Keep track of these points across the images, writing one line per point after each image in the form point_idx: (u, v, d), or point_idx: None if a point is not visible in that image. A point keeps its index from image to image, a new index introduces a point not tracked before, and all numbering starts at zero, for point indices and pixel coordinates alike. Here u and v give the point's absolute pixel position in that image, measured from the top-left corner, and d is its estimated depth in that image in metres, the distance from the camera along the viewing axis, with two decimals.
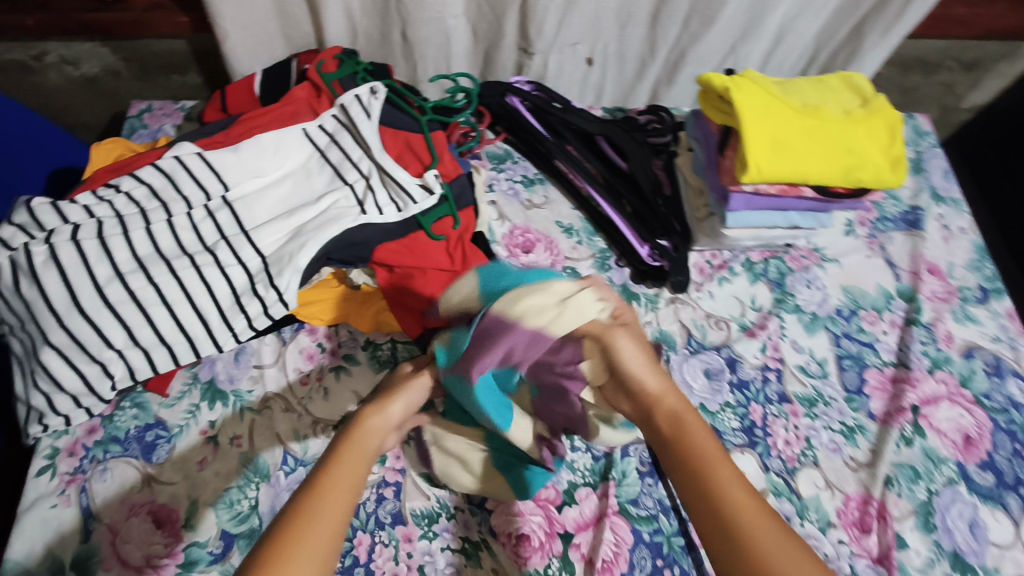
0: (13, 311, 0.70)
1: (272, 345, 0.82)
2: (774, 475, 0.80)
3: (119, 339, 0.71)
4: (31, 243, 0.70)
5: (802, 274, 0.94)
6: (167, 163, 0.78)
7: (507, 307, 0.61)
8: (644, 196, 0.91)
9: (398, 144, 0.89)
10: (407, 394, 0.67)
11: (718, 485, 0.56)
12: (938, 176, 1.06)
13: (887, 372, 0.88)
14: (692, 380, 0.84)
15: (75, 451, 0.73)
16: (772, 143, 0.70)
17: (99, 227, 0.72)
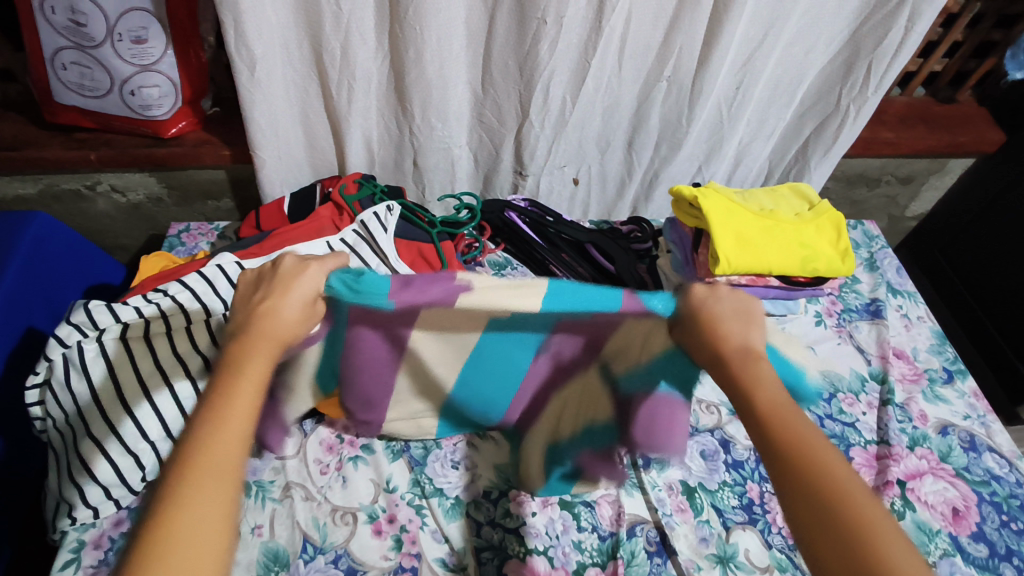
0: (59, 404, 0.76)
1: (294, 437, 0.87)
2: (777, 551, 0.83)
3: (154, 431, 0.77)
4: (84, 341, 0.77)
5: (781, 360, 1.02)
6: (209, 270, 0.84)
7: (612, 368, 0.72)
8: None
9: (411, 253, 1.01)
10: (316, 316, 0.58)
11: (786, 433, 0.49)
12: (892, 273, 1.18)
13: (870, 450, 0.94)
14: (690, 461, 0.90)
15: (101, 544, 0.75)
16: (736, 242, 0.82)
17: (146, 325, 0.79)
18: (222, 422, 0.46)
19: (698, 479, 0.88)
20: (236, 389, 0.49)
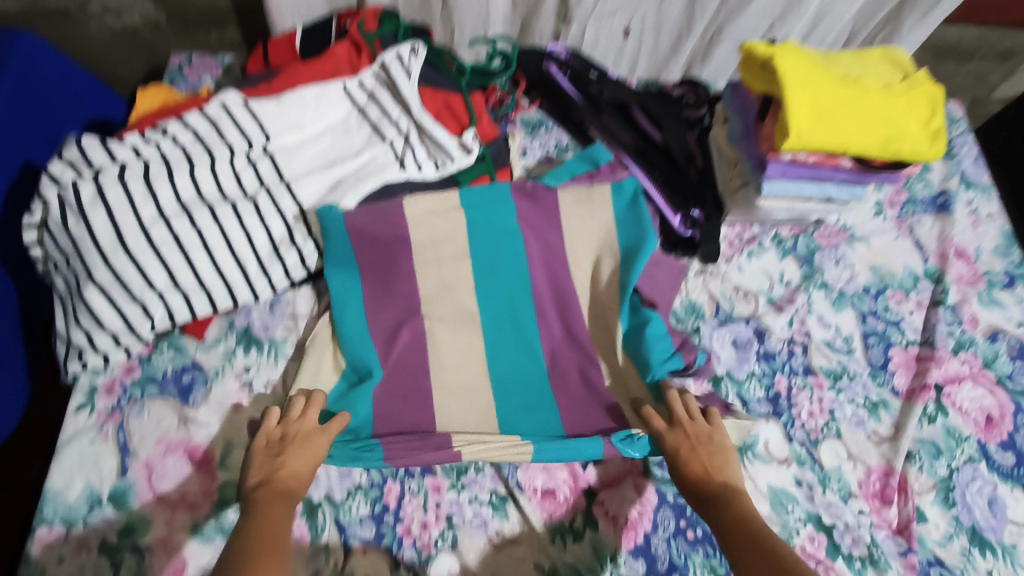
0: (59, 247, 0.73)
1: (308, 295, 0.83)
2: (797, 446, 0.81)
3: (161, 281, 0.74)
4: (80, 181, 0.73)
5: (831, 251, 0.94)
6: (212, 109, 0.81)
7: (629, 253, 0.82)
8: (677, 165, 0.91)
9: (437, 104, 0.90)
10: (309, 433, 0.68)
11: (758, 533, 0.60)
12: (969, 162, 1.05)
13: (911, 351, 0.89)
14: (721, 349, 0.85)
15: (113, 390, 0.75)
16: (812, 112, 0.70)
17: (145, 168, 0.75)
18: (267, 532, 0.58)
19: (727, 368, 0.84)
20: (272, 511, 0.60)
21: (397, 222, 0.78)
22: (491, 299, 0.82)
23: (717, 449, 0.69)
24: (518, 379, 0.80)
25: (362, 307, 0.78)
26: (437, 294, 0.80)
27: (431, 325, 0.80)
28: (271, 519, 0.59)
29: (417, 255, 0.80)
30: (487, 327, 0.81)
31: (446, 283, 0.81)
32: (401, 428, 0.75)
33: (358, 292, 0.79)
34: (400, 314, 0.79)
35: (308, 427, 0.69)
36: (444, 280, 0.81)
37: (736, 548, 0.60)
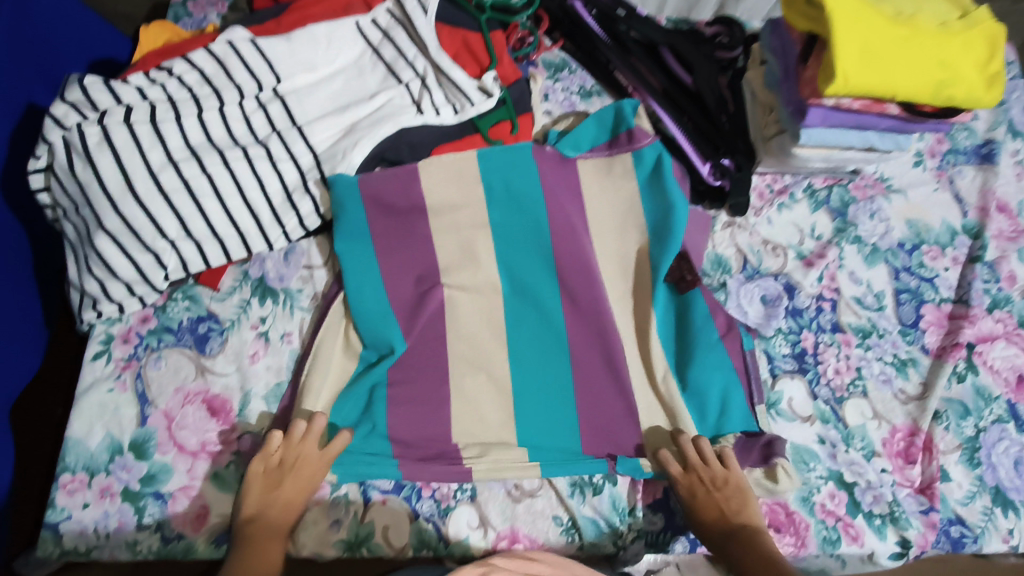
0: (66, 193, 0.70)
1: (323, 245, 0.81)
2: (822, 403, 0.79)
3: (172, 229, 0.72)
4: (84, 123, 0.70)
5: (866, 204, 0.89)
6: (220, 48, 0.77)
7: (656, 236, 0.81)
8: (708, 111, 0.86)
9: (455, 43, 0.85)
10: (309, 471, 0.67)
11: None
12: (1017, 109, 0.99)
13: (944, 308, 0.86)
14: (748, 306, 0.83)
15: (129, 339, 0.74)
16: (862, 52, 0.65)
17: (152, 110, 0.72)
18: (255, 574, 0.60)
19: (754, 324, 0.82)
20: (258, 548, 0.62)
21: (413, 186, 0.77)
22: (512, 258, 0.79)
23: (735, 490, 0.70)
24: (536, 365, 0.77)
25: (379, 287, 0.76)
26: (454, 246, 0.78)
27: (449, 277, 0.78)
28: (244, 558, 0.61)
29: (433, 206, 0.78)
30: (509, 299, 0.79)
31: (463, 236, 0.79)
32: (419, 381, 0.75)
33: (374, 262, 0.76)
34: (419, 283, 0.78)
35: (305, 463, 0.67)
36: (461, 231, 0.79)
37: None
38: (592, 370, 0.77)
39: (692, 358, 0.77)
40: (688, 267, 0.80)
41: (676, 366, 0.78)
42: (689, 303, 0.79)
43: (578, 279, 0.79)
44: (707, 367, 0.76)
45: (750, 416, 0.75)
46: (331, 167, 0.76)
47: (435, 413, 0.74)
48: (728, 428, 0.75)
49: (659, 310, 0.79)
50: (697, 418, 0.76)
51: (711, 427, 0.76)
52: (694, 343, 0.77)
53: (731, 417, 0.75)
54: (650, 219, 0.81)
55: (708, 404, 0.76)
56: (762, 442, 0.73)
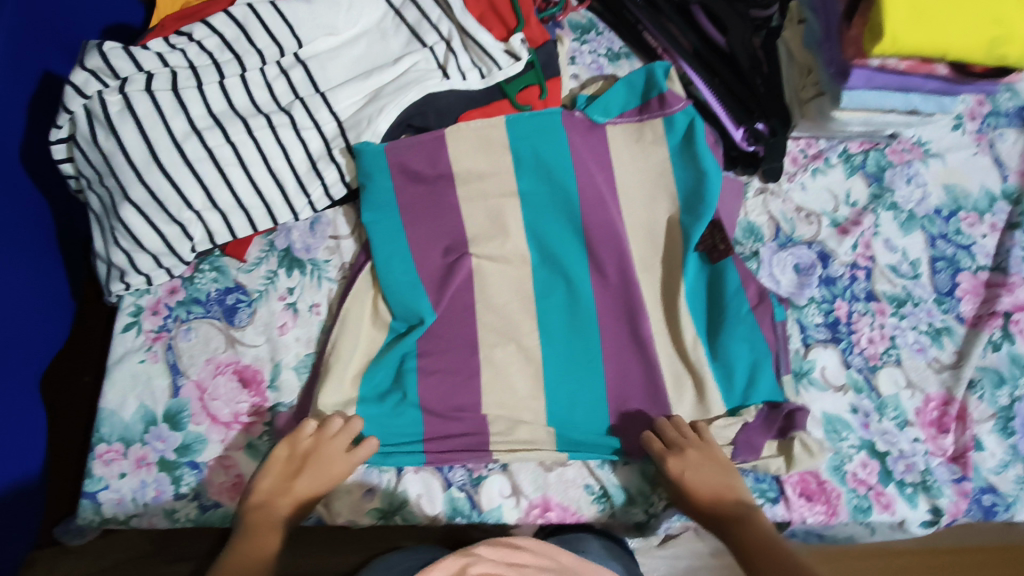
0: (90, 163, 0.69)
1: (348, 215, 0.80)
2: (854, 372, 0.78)
3: (198, 200, 0.71)
4: (106, 92, 0.68)
5: (903, 168, 0.87)
6: (240, 11, 0.75)
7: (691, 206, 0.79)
8: (742, 73, 0.83)
9: (481, 5, 0.82)
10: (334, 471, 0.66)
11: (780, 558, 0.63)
12: None
13: (981, 276, 0.84)
14: (780, 275, 0.81)
15: (158, 311, 0.73)
16: (914, 8, 0.63)
17: (173, 77, 0.71)
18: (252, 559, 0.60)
19: (786, 293, 0.81)
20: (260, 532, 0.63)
21: (440, 154, 0.75)
22: (541, 228, 0.78)
23: (717, 467, 0.70)
24: (564, 340, 0.76)
25: (408, 259, 0.75)
26: (482, 216, 0.77)
27: (476, 246, 0.77)
28: (246, 543, 0.62)
29: (461, 175, 0.76)
30: (538, 269, 0.78)
31: (492, 205, 0.77)
32: (448, 351, 0.74)
33: (401, 234, 0.75)
34: (447, 252, 0.77)
35: (332, 459, 0.66)
36: (489, 199, 0.77)
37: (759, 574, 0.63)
38: (619, 347, 0.76)
39: (722, 328, 0.76)
40: (721, 236, 0.78)
41: (706, 336, 0.77)
42: (721, 272, 0.78)
43: (607, 254, 0.78)
44: (736, 337, 0.75)
45: (778, 387, 0.74)
46: (356, 134, 0.75)
47: (465, 384, 0.73)
48: (754, 399, 0.73)
49: (689, 279, 0.78)
50: (723, 388, 0.75)
51: (738, 396, 0.75)
52: (724, 312, 0.76)
53: (758, 389, 0.74)
54: (682, 187, 0.79)
55: (735, 373, 0.75)
56: (789, 409, 0.73)
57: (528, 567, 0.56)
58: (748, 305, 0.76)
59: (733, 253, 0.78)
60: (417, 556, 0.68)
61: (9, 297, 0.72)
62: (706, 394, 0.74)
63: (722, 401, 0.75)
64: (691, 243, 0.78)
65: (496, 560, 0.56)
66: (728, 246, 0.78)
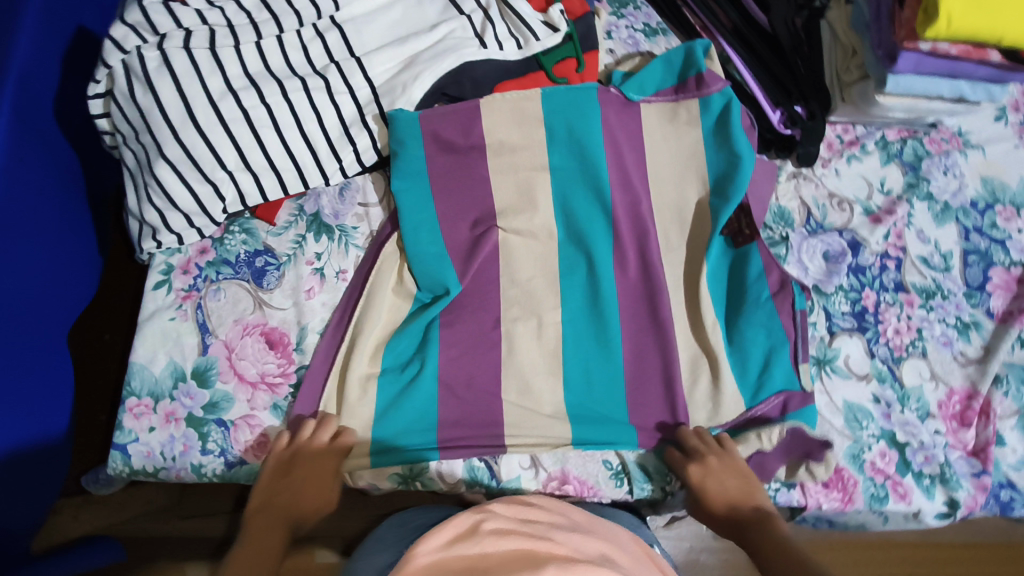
0: (126, 119, 0.69)
1: (378, 183, 0.80)
2: (879, 362, 0.78)
3: (231, 160, 0.71)
4: (144, 47, 0.68)
5: (941, 158, 0.85)
6: None
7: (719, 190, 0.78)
8: (782, 53, 0.82)
9: None
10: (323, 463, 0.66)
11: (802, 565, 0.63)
12: None
13: (1014, 272, 0.83)
14: (809, 261, 0.81)
15: (189, 270, 0.74)
16: None
17: (211, 36, 0.70)
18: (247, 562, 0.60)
19: (814, 280, 0.80)
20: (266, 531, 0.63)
21: (473, 125, 0.75)
22: (570, 204, 0.77)
23: (736, 472, 0.70)
24: (584, 315, 0.76)
25: (435, 229, 0.75)
26: (512, 188, 0.77)
27: (505, 219, 0.76)
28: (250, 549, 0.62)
29: (492, 147, 0.76)
30: (564, 245, 0.78)
31: (521, 179, 0.77)
32: (473, 323, 0.74)
33: (431, 204, 0.75)
34: (475, 223, 0.76)
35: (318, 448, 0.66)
36: (520, 172, 0.77)
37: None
38: (639, 326, 0.76)
39: (741, 312, 0.76)
40: (747, 222, 0.78)
41: (724, 320, 0.77)
42: (744, 257, 0.77)
43: (631, 232, 0.78)
44: (755, 322, 0.75)
45: (794, 374, 0.74)
46: (390, 101, 0.74)
47: (489, 356, 0.73)
48: (768, 387, 0.73)
49: (711, 260, 0.78)
50: (738, 373, 0.75)
51: (752, 382, 0.74)
52: (744, 298, 0.76)
53: (774, 376, 0.73)
54: (713, 170, 0.78)
55: (750, 359, 0.75)
56: (818, 441, 0.71)
57: (540, 524, 0.50)
58: (769, 292, 0.76)
59: (759, 240, 0.77)
60: (433, 515, 0.68)
61: (42, 249, 0.72)
62: (722, 379, 0.73)
63: (737, 385, 0.74)
64: (719, 224, 0.76)
65: (510, 517, 0.50)
66: (755, 232, 0.78)
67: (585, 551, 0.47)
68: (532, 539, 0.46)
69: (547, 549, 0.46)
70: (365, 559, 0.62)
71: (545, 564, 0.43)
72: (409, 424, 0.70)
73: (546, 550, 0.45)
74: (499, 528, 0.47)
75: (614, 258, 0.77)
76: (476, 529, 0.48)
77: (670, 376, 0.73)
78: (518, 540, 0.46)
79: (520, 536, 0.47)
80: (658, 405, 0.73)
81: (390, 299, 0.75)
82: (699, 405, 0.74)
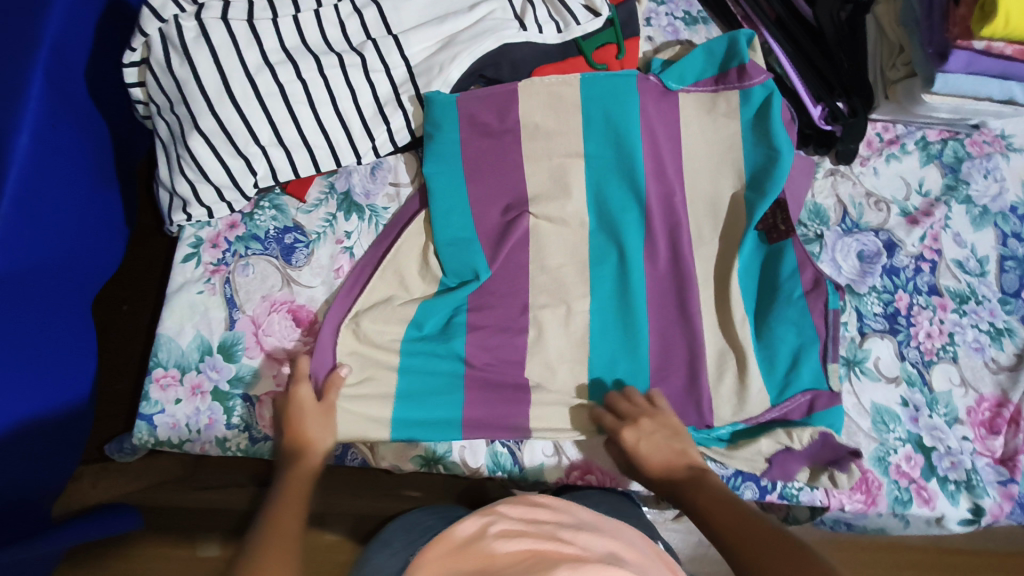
0: (162, 90, 0.69)
1: (410, 163, 0.79)
2: (909, 365, 0.77)
3: (264, 135, 0.70)
4: (182, 17, 0.67)
5: (982, 161, 0.84)
6: None
7: (756, 184, 0.76)
8: (828, 49, 0.80)
9: None
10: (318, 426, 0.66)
11: (738, 515, 0.60)
12: None
13: None
14: (843, 261, 0.79)
15: (218, 244, 0.74)
16: None
17: (249, 8, 0.69)
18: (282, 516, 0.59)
19: (847, 280, 0.79)
20: (284, 514, 0.59)
21: (509, 108, 0.74)
22: (603, 192, 0.76)
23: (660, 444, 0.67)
24: (613, 307, 0.75)
25: (466, 214, 0.74)
26: (546, 175, 0.76)
27: (537, 205, 0.75)
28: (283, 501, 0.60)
29: (528, 132, 0.75)
30: (595, 234, 0.76)
31: (555, 167, 0.76)
32: (501, 309, 0.73)
33: (462, 188, 0.74)
34: (507, 209, 0.76)
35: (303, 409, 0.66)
36: (554, 159, 0.76)
37: (732, 539, 0.58)
38: (666, 318, 0.75)
39: (771, 310, 0.75)
40: (783, 217, 0.77)
41: (753, 316, 0.76)
42: (779, 253, 0.76)
43: (664, 224, 0.77)
44: (785, 320, 0.74)
45: (822, 374, 0.73)
46: (427, 81, 0.73)
47: (517, 343, 0.73)
48: (796, 385, 0.72)
49: (744, 256, 0.76)
50: (765, 370, 0.74)
51: (779, 379, 0.73)
52: (776, 295, 0.76)
53: (803, 374, 0.72)
54: (750, 164, 0.77)
55: (778, 356, 0.74)
56: (846, 448, 0.70)
57: (548, 524, 0.49)
58: (802, 290, 0.75)
59: (794, 236, 0.76)
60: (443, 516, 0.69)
61: (71, 219, 0.72)
62: (749, 375, 0.72)
63: (763, 381, 0.73)
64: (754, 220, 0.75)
65: (516, 518, 0.50)
66: (790, 228, 0.76)
67: (595, 550, 0.46)
68: (541, 540, 0.46)
69: (556, 549, 0.45)
70: (371, 560, 0.62)
71: (556, 565, 0.42)
72: (432, 410, 0.70)
73: (556, 550, 0.45)
74: (504, 531, 0.47)
75: (645, 249, 0.76)
76: (484, 532, 0.47)
77: (695, 371, 0.73)
78: (529, 542, 0.45)
79: (529, 537, 0.46)
80: (684, 400, 0.73)
81: (418, 281, 0.74)
82: (724, 400, 0.73)
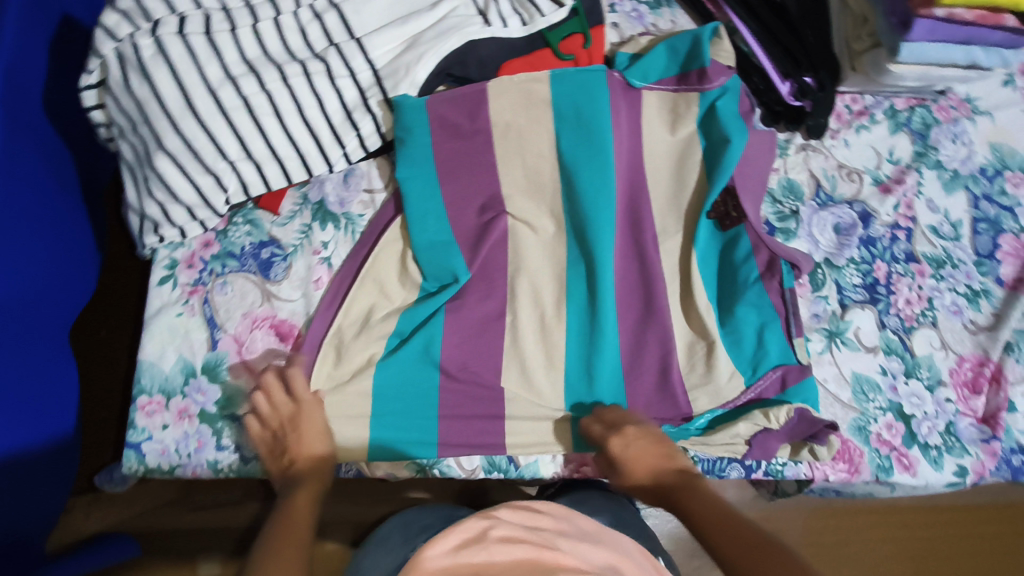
0: (123, 110, 0.67)
1: (383, 168, 0.78)
2: (889, 333, 0.78)
3: (233, 150, 0.69)
4: (137, 35, 0.65)
5: (950, 126, 0.85)
6: None
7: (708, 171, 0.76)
8: (792, 23, 0.82)
9: None
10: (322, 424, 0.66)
11: (723, 514, 0.58)
12: None
13: None
14: (820, 235, 0.80)
15: (193, 264, 0.72)
16: None
17: (206, 20, 0.68)
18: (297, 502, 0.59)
19: (824, 254, 0.80)
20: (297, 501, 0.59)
21: (479, 107, 0.74)
22: None
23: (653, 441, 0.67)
24: None
25: (443, 217, 0.74)
26: (520, 173, 0.75)
27: (513, 204, 0.75)
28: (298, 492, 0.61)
29: (499, 130, 0.74)
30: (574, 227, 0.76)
31: (529, 164, 0.75)
32: (486, 310, 0.73)
33: (437, 191, 0.74)
34: (484, 209, 0.75)
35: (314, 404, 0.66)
36: (528, 155, 0.75)
37: (717, 539, 0.56)
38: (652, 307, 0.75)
39: (732, 295, 0.75)
40: (734, 204, 0.76)
41: (717, 304, 0.76)
42: (733, 240, 0.77)
43: (625, 219, 0.77)
44: (747, 304, 0.74)
45: (789, 349, 0.74)
46: (394, 84, 0.72)
47: (505, 343, 0.73)
48: (765, 363, 0.73)
49: (701, 246, 0.76)
50: (733, 354, 0.74)
51: (748, 361, 0.74)
52: (734, 280, 0.76)
53: (769, 354, 0.73)
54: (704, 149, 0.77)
55: (743, 338, 0.74)
56: (823, 421, 0.71)
57: (548, 531, 0.49)
58: (757, 273, 0.75)
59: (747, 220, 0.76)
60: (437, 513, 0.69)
61: (40, 250, 0.71)
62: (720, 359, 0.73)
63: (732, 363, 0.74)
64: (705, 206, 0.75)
65: (517, 524, 0.49)
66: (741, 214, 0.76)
67: (591, 560, 0.46)
68: (537, 547, 0.46)
69: (553, 558, 0.45)
70: (366, 559, 0.62)
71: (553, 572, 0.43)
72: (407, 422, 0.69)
73: (553, 559, 0.45)
74: (505, 536, 0.47)
75: (625, 238, 0.76)
76: (484, 536, 0.47)
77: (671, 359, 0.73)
78: (523, 549, 0.45)
79: (526, 544, 0.46)
80: (666, 388, 0.73)
81: (399, 288, 0.74)
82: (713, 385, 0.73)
